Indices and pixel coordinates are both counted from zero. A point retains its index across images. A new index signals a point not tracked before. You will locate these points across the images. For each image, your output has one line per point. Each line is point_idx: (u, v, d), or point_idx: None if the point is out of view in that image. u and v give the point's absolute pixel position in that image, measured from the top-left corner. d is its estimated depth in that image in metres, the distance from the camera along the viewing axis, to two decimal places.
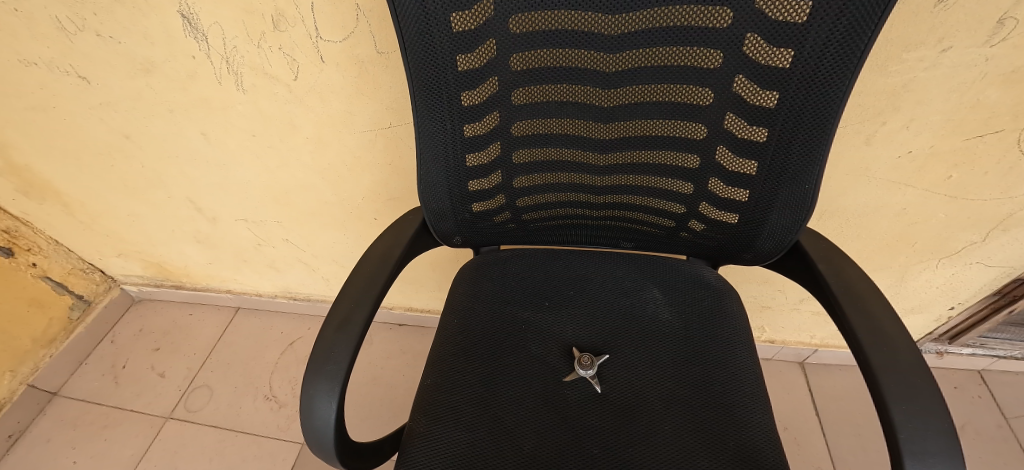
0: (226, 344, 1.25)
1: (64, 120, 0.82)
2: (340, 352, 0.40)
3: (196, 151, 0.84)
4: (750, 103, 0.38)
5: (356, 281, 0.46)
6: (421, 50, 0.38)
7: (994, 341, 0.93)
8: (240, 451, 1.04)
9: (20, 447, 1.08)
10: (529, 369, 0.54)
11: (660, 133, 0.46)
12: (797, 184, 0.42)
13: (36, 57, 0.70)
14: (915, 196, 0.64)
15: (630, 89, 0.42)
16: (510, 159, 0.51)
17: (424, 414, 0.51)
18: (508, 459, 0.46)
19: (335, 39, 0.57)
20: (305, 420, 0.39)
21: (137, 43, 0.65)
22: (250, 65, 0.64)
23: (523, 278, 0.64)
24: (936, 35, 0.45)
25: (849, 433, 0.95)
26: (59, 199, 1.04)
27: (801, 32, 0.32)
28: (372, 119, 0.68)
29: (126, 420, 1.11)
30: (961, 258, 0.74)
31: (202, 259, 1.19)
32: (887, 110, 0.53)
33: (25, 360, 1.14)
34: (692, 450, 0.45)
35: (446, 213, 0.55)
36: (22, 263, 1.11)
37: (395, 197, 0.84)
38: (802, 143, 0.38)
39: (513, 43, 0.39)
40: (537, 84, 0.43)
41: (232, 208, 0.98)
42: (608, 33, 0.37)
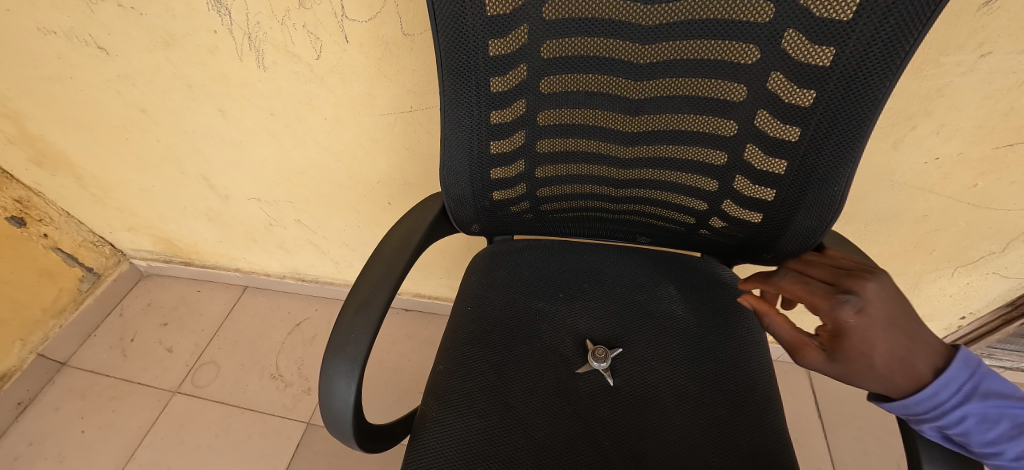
0: (233, 322, 1.26)
1: (80, 91, 0.81)
2: (359, 335, 0.40)
3: (212, 128, 0.84)
4: (784, 101, 0.38)
5: (377, 265, 0.46)
6: (453, 31, 0.38)
7: (1002, 352, 0.93)
8: (246, 428, 1.05)
9: (29, 415, 1.10)
10: (541, 359, 0.54)
11: (685, 128, 0.45)
12: (827, 185, 0.41)
13: (55, 26, 0.69)
14: (937, 203, 0.63)
15: (660, 81, 0.41)
16: (533, 148, 0.51)
17: (437, 399, 0.51)
18: (520, 447, 0.47)
19: (361, 19, 0.56)
20: (324, 399, 0.39)
21: (158, 16, 0.64)
22: (272, 42, 0.64)
23: (538, 268, 0.64)
24: (975, 40, 0.44)
25: (851, 436, 0.96)
26: (72, 171, 1.04)
27: (844, 30, 0.31)
28: (392, 102, 0.67)
29: (134, 392, 1.12)
30: (977, 268, 0.73)
31: (212, 237, 1.19)
32: (918, 114, 0.53)
33: (35, 330, 1.15)
34: (702, 445, 0.46)
35: (466, 200, 0.55)
36: (34, 234, 1.11)
37: (411, 182, 0.83)
38: (836, 143, 0.38)
39: (545, 30, 0.38)
40: (566, 73, 0.42)
41: (245, 186, 0.98)
42: (644, 24, 0.36)
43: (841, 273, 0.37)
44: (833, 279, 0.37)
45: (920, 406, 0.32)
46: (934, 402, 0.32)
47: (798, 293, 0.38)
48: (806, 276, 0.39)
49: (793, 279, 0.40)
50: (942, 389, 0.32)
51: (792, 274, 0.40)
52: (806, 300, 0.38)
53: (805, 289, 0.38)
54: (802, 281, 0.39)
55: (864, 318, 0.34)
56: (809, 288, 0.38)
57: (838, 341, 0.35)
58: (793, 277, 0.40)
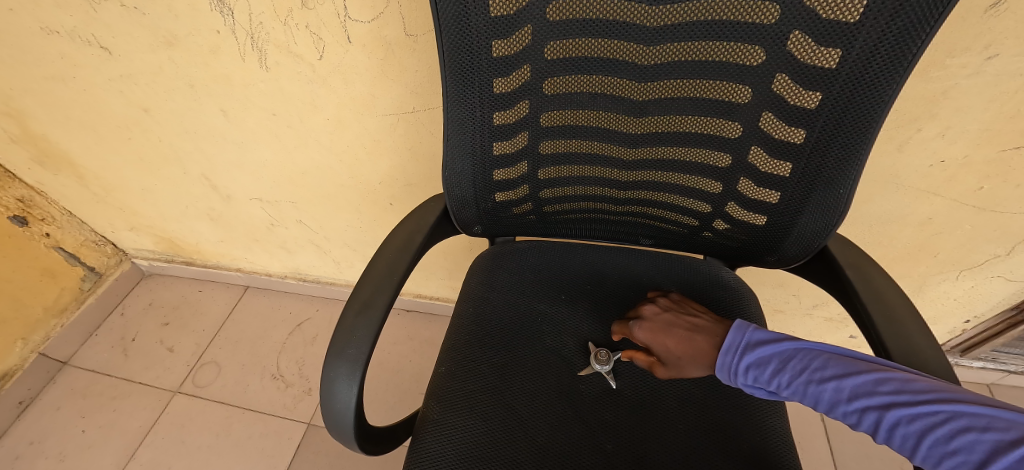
0: (234, 322, 1.26)
1: (83, 91, 0.81)
2: (361, 337, 0.40)
3: (214, 128, 0.84)
4: (790, 103, 0.37)
5: (378, 266, 0.46)
6: (456, 31, 0.37)
7: (1006, 356, 0.92)
8: (247, 428, 1.05)
9: (30, 414, 1.10)
10: (543, 361, 0.54)
11: (689, 130, 0.45)
12: (832, 188, 0.41)
13: (58, 25, 0.69)
14: (942, 206, 0.63)
15: (664, 83, 0.41)
16: (536, 149, 0.50)
17: (438, 401, 0.51)
18: (522, 450, 0.46)
19: (364, 20, 0.56)
20: (325, 402, 0.39)
21: (161, 16, 0.64)
22: (274, 42, 0.64)
23: (540, 269, 0.63)
24: (982, 42, 0.44)
25: (853, 440, 0.95)
26: (74, 171, 1.04)
27: (851, 31, 0.31)
28: (395, 103, 0.67)
29: (136, 392, 1.12)
30: (982, 271, 0.73)
31: (213, 236, 1.19)
32: (924, 116, 0.52)
33: (37, 329, 1.15)
34: (704, 449, 0.45)
35: (469, 201, 0.54)
36: (36, 233, 1.12)
37: (412, 183, 0.83)
38: (841, 146, 0.37)
39: (549, 30, 0.38)
40: (570, 74, 0.42)
41: (247, 186, 0.98)
42: (649, 25, 0.36)
43: (690, 321, 0.50)
44: (682, 321, 0.50)
45: (719, 374, 0.42)
46: (726, 367, 0.41)
47: (651, 323, 0.52)
48: (663, 310, 0.52)
49: (652, 311, 0.53)
50: (726, 355, 0.41)
51: (655, 306, 0.53)
52: (660, 327, 0.51)
53: (660, 321, 0.51)
54: (660, 314, 0.52)
55: (683, 353, 0.48)
56: (662, 318, 0.51)
57: (666, 365, 0.49)
58: (656, 309, 0.53)
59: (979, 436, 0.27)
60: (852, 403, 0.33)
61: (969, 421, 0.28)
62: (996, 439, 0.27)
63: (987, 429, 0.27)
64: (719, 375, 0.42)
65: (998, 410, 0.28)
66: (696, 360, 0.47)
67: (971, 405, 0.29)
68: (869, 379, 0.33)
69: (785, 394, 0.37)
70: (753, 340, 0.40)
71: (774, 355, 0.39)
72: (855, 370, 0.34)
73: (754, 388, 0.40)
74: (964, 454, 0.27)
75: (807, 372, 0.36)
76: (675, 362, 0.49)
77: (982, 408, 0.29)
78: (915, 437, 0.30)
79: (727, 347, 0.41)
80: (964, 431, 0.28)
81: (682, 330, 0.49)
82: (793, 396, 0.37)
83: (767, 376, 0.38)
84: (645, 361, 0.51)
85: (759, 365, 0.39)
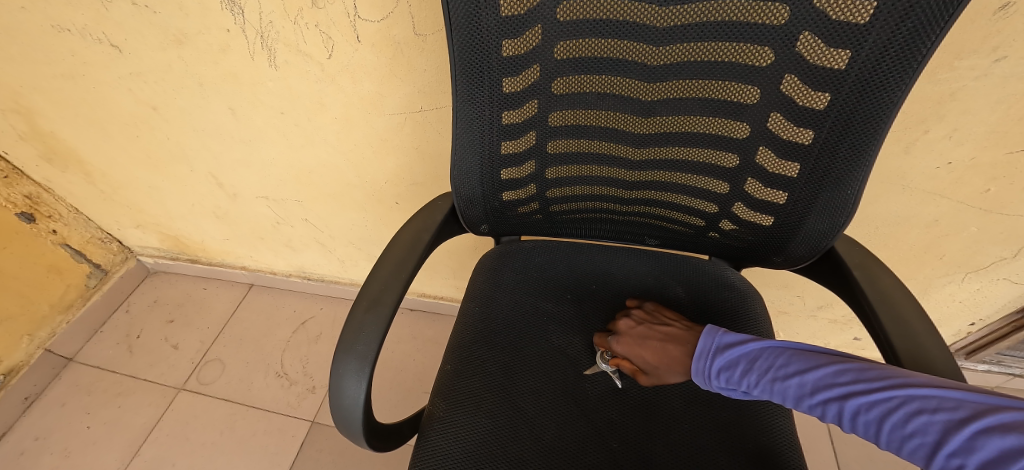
0: (238, 320, 1.26)
1: (92, 89, 0.82)
2: (370, 334, 0.40)
3: (221, 126, 0.84)
4: (798, 104, 0.37)
5: (387, 264, 0.46)
6: (467, 31, 0.38)
7: (1011, 359, 0.92)
8: (251, 426, 1.05)
9: (35, 410, 1.11)
10: (548, 360, 0.54)
11: (697, 131, 0.45)
12: (840, 189, 0.41)
13: (69, 23, 0.70)
14: (948, 208, 0.63)
15: (672, 83, 0.41)
16: (544, 148, 0.51)
17: (444, 399, 0.51)
18: (528, 448, 0.46)
19: (373, 19, 0.57)
20: (334, 397, 0.39)
21: (172, 14, 0.65)
22: (283, 41, 0.64)
23: (546, 269, 0.64)
24: (990, 44, 0.44)
25: (857, 442, 0.95)
26: (82, 168, 1.05)
27: (860, 32, 0.31)
28: (402, 102, 0.68)
29: (140, 389, 1.13)
30: (987, 273, 0.73)
31: (219, 234, 1.20)
32: (931, 118, 0.52)
33: (43, 326, 1.16)
34: (710, 448, 0.45)
35: (476, 200, 0.55)
36: (42, 230, 1.13)
37: (418, 183, 0.83)
38: (849, 147, 0.38)
39: (559, 30, 0.38)
40: (578, 74, 0.42)
41: (253, 184, 0.98)
42: (657, 25, 0.36)
43: (662, 331, 0.51)
44: (656, 332, 0.51)
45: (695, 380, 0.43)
46: (699, 372, 0.42)
47: (626, 337, 0.51)
48: (636, 322, 0.52)
49: (626, 324, 0.53)
50: (699, 360, 0.42)
51: (628, 319, 0.53)
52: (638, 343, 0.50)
53: (636, 336, 0.51)
54: (634, 328, 0.52)
55: (661, 362, 0.49)
56: (636, 331, 0.51)
57: (647, 376, 0.50)
58: (630, 323, 0.53)
59: (931, 417, 0.28)
60: (816, 396, 0.34)
61: (921, 404, 0.29)
62: (946, 419, 0.28)
63: (937, 410, 0.29)
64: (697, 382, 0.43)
65: (946, 390, 0.29)
66: (673, 367, 0.49)
67: (922, 388, 0.30)
68: (830, 372, 0.35)
69: (757, 393, 0.38)
70: (722, 344, 0.41)
71: (741, 356, 0.40)
72: (816, 365, 0.36)
73: (729, 389, 0.41)
74: (920, 436, 0.29)
75: (772, 371, 0.37)
76: (656, 372, 0.50)
77: (932, 389, 0.30)
78: (875, 423, 0.31)
79: (700, 353, 0.42)
80: (917, 413, 0.29)
81: (657, 341, 0.50)
82: (763, 394, 0.38)
83: (738, 377, 0.39)
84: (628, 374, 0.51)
85: (730, 367, 0.40)
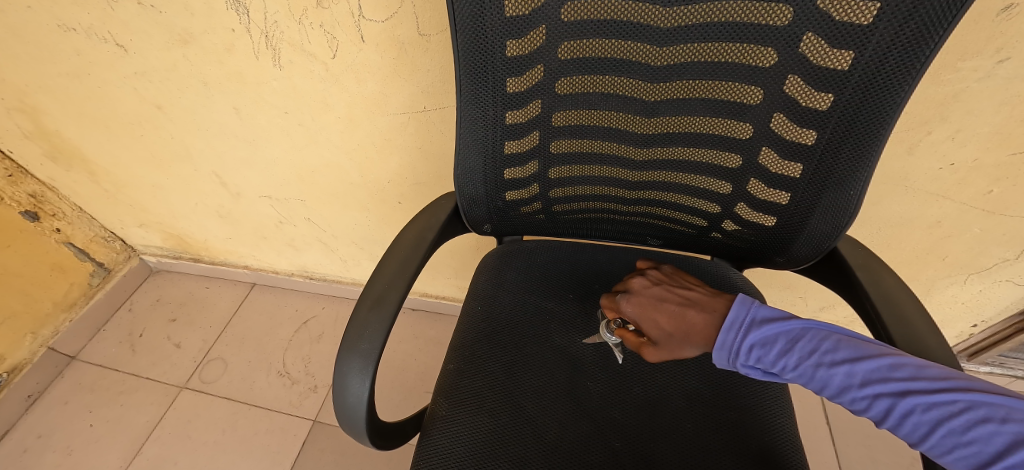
0: (241, 319, 1.27)
1: (98, 88, 0.83)
2: (374, 332, 0.40)
3: (226, 125, 0.85)
4: (802, 105, 0.38)
5: (390, 262, 0.46)
6: (472, 32, 0.38)
7: (1014, 361, 0.92)
8: (253, 424, 1.06)
9: (38, 408, 1.11)
10: (550, 360, 0.54)
11: (700, 131, 0.45)
12: (843, 189, 0.41)
13: (76, 23, 0.70)
14: (951, 209, 0.63)
15: (675, 83, 0.41)
16: (547, 148, 0.51)
17: (446, 398, 0.51)
18: (530, 448, 0.47)
19: (378, 19, 0.57)
20: (338, 394, 0.39)
21: (178, 14, 0.65)
22: (288, 41, 0.64)
23: (548, 268, 0.64)
24: (993, 45, 0.44)
25: (859, 443, 0.95)
26: (86, 167, 1.05)
27: (864, 33, 0.31)
28: (406, 102, 0.68)
29: (143, 387, 1.13)
30: (990, 274, 0.73)
31: (221, 233, 1.20)
32: (934, 119, 0.52)
33: (46, 324, 1.16)
34: (712, 448, 0.46)
35: (479, 200, 0.55)
36: (46, 228, 1.13)
37: (421, 182, 0.84)
38: (852, 148, 0.38)
39: (563, 31, 0.38)
40: (581, 74, 0.42)
41: (256, 184, 0.98)
42: (661, 26, 0.36)
43: (682, 295, 0.47)
44: (674, 296, 0.47)
45: (718, 354, 0.40)
46: (727, 346, 0.39)
47: (639, 296, 0.49)
48: (652, 283, 0.49)
49: (640, 283, 0.50)
50: (728, 332, 0.40)
51: (644, 278, 0.50)
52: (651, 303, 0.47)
53: (650, 297, 0.48)
54: (650, 288, 0.49)
55: (675, 329, 0.45)
56: (651, 292, 0.48)
57: (660, 342, 0.46)
58: (645, 283, 0.50)
59: (997, 427, 0.27)
60: (864, 389, 0.33)
61: (987, 413, 0.28)
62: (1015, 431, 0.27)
63: (1005, 421, 0.27)
64: (717, 352, 0.40)
65: (1012, 400, 0.28)
66: (690, 335, 0.44)
67: (987, 396, 0.29)
68: (884, 365, 0.33)
69: (791, 375, 0.37)
70: (761, 318, 0.39)
71: (780, 334, 0.38)
72: (868, 355, 0.34)
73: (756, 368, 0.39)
74: (978, 445, 0.28)
75: (818, 356, 0.35)
76: (666, 340, 0.45)
77: (999, 398, 0.29)
78: (928, 425, 0.30)
79: (729, 324, 0.40)
80: (982, 422, 0.28)
81: (674, 305, 0.46)
82: (799, 378, 0.36)
83: (773, 356, 0.37)
84: (637, 339, 0.47)
85: (765, 345, 0.38)
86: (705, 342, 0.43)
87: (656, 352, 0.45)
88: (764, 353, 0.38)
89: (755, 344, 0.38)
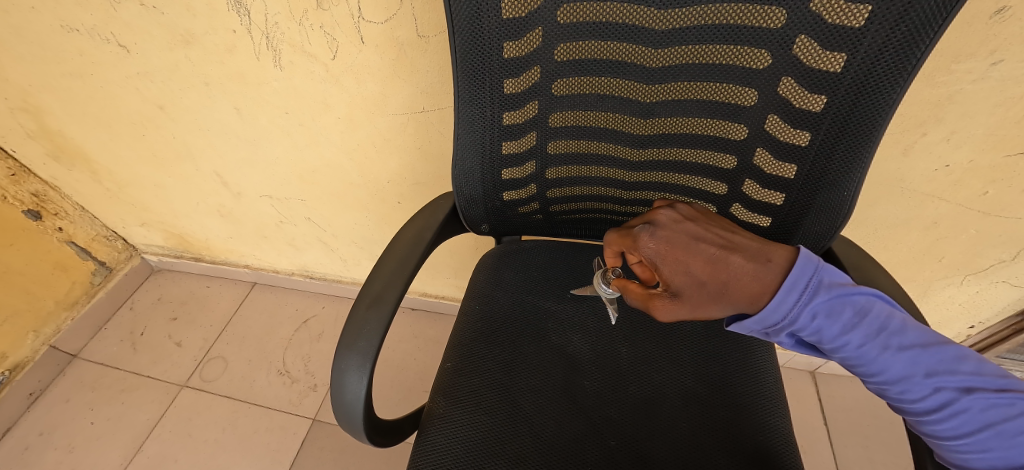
0: (241, 318, 1.27)
1: (100, 88, 0.83)
2: (371, 330, 0.41)
3: (227, 125, 0.85)
4: (796, 106, 0.38)
5: (389, 261, 0.47)
6: (469, 34, 0.39)
7: (1011, 362, 0.92)
8: (253, 423, 1.06)
9: (40, 406, 1.12)
10: (547, 358, 0.54)
11: (695, 133, 0.45)
12: (837, 190, 0.41)
13: (79, 23, 0.71)
14: (947, 210, 0.63)
15: (671, 85, 0.41)
16: (544, 149, 0.51)
17: (444, 396, 0.52)
18: (527, 446, 0.47)
19: (377, 20, 0.57)
20: (337, 392, 0.40)
21: (180, 15, 0.66)
22: (289, 42, 0.65)
23: (546, 268, 0.64)
24: (987, 48, 0.45)
25: (856, 444, 0.95)
26: (88, 166, 1.06)
27: (856, 36, 0.31)
28: (406, 102, 0.68)
29: (143, 385, 1.14)
30: (988, 275, 0.73)
31: (222, 233, 1.21)
32: (929, 120, 0.53)
33: (48, 322, 1.17)
34: (707, 447, 0.46)
35: (476, 200, 0.55)
36: (49, 227, 1.14)
37: (421, 182, 0.84)
38: (846, 149, 0.38)
39: (559, 33, 0.39)
40: (578, 75, 0.43)
41: (257, 183, 0.99)
42: (657, 28, 0.36)
43: (723, 237, 0.40)
44: (713, 238, 0.40)
45: (768, 316, 0.36)
46: (785, 310, 0.35)
47: (670, 234, 0.41)
48: (687, 219, 0.41)
49: (671, 217, 0.42)
50: (791, 294, 0.35)
51: (673, 212, 0.42)
52: (685, 247, 0.40)
53: (685, 238, 0.40)
54: (683, 225, 0.41)
55: (710, 279, 0.38)
56: (685, 230, 0.41)
57: (686, 291, 0.39)
58: (678, 221, 0.41)
59: None
60: (926, 376, 0.31)
61: None
62: None
63: None
64: (766, 311, 0.36)
65: None
66: (726, 287, 0.38)
67: None
68: (951, 357, 0.31)
69: (845, 351, 0.34)
70: (831, 284, 0.35)
71: (848, 305, 0.34)
72: (935, 343, 0.32)
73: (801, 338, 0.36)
74: None
75: (884, 338, 0.33)
76: (696, 290, 0.39)
77: None
78: (983, 424, 0.29)
79: (791, 285, 0.35)
80: None
81: (713, 249, 0.39)
82: (853, 355, 0.34)
83: (835, 329, 0.34)
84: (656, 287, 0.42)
85: (830, 315, 0.34)
86: (747, 297, 0.37)
87: (680, 302, 0.40)
88: (827, 326, 0.34)
89: (818, 315, 0.34)
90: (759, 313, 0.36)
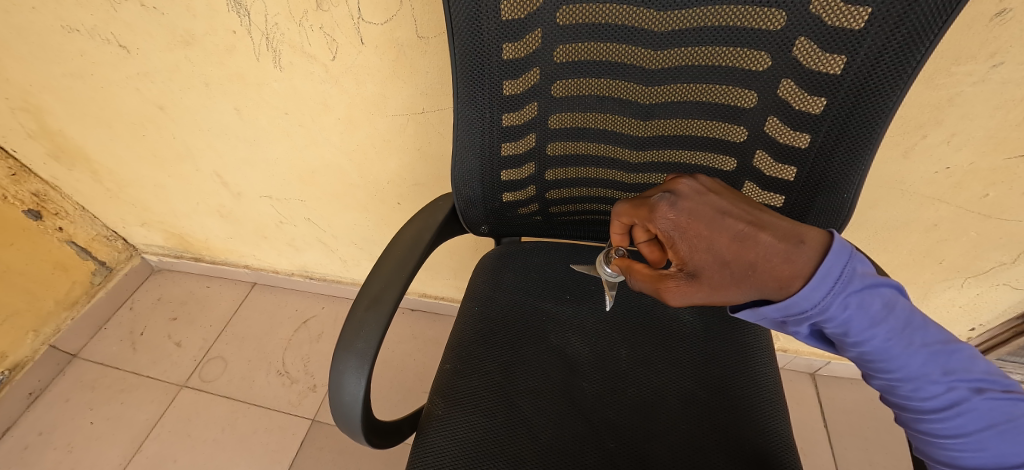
0: (241, 318, 1.27)
1: (101, 88, 0.83)
2: (370, 332, 0.41)
3: (227, 126, 0.85)
4: (795, 108, 0.38)
5: (388, 262, 0.47)
6: (468, 35, 0.38)
7: (1012, 365, 0.92)
8: (252, 423, 1.06)
9: (39, 406, 1.12)
10: (546, 360, 0.54)
11: (695, 134, 0.45)
12: (836, 192, 0.41)
13: (79, 24, 0.71)
14: (948, 213, 0.63)
15: (670, 87, 0.41)
16: (544, 150, 0.51)
17: (443, 398, 0.52)
18: (525, 448, 0.47)
19: (377, 21, 0.58)
20: (335, 393, 0.40)
21: (180, 16, 0.66)
22: (288, 43, 0.65)
23: (545, 269, 0.64)
24: (987, 50, 0.44)
25: (856, 446, 0.95)
26: (89, 166, 1.06)
27: (856, 38, 0.31)
28: (405, 103, 0.68)
29: (143, 385, 1.14)
30: (988, 278, 0.72)
31: (222, 233, 1.21)
32: (929, 123, 0.53)
33: (48, 322, 1.17)
34: (705, 449, 0.46)
35: (476, 202, 0.55)
36: (49, 227, 1.14)
37: (421, 183, 0.84)
38: (845, 152, 0.38)
39: (558, 35, 0.39)
40: (577, 77, 0.43)
41: (257, 184, 0.99)
42: (656, 30, 0.36)
43: (751, 212, 0.35)
44: (740, 214, 0.35)
45: (796, 304, 0.33)
46: (819, 300, 0.32)
47: (692, 208, 0.37)
48: (711, 192, 0.37)
49: (694, 189, 0.37)
50: (829, 282, 0.32)
51: (696, 183, 0.38)
52: (708, 224, 0.36)
53: (709, 214, 0.36)
54: (706, 199, 0.37)
55: (734, 259, 0.35)
56: (708, 203, 0.36)
57: (703, 273, 0.36)
58: (701, 193, 0.37)
59: None
60: (943, 375, 0.31)
61: None
62: None
63: None
64: (795, 298, 0.33)
65: None
66: (750, 271, 0.35)
67: None
68: (964, 357, 0.31)
69: (869, 345, 0.33)
70: (867, 274, 0.32)
71: (880, 297, 0.32)
72: (950, 342, 0.32)
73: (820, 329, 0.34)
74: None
75: (908, 334, 0.32)
76: (716, 270, 0.36)
77: None
78: (989, 423, 0.29)
79: (825, 272, 0.32)
80: None
81: (741, 225, 0.35)
82: (874, 349, 0.32)
83: (865, 322, 0.32)
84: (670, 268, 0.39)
85: (862, 307, 0.32)
86: (775, 280, 0.34)
87: (696, 283, 0.37)
88: (857, 318, 0.32)
89: (850, 305, 0.32)
90: (786, 299, 0.33)
